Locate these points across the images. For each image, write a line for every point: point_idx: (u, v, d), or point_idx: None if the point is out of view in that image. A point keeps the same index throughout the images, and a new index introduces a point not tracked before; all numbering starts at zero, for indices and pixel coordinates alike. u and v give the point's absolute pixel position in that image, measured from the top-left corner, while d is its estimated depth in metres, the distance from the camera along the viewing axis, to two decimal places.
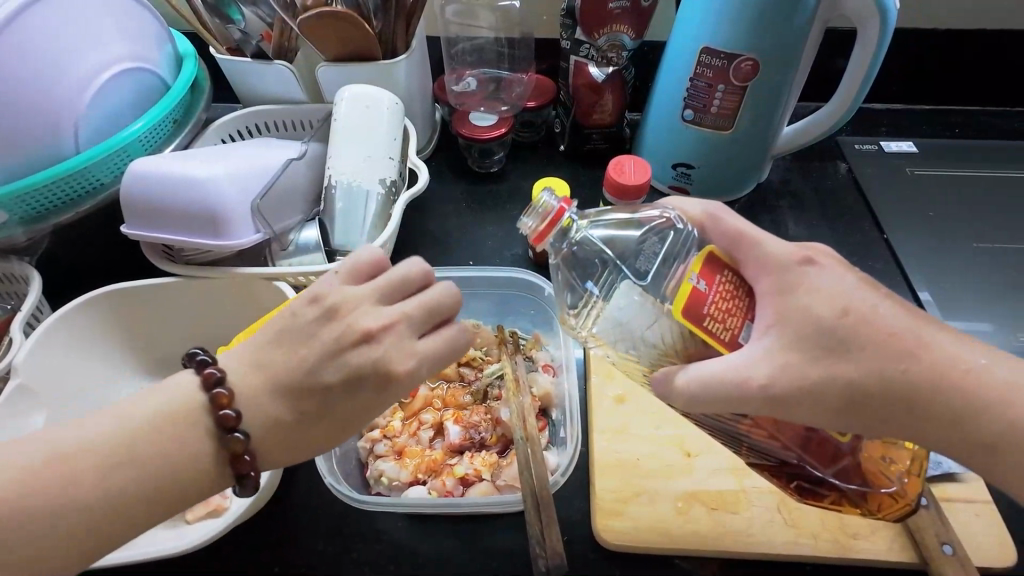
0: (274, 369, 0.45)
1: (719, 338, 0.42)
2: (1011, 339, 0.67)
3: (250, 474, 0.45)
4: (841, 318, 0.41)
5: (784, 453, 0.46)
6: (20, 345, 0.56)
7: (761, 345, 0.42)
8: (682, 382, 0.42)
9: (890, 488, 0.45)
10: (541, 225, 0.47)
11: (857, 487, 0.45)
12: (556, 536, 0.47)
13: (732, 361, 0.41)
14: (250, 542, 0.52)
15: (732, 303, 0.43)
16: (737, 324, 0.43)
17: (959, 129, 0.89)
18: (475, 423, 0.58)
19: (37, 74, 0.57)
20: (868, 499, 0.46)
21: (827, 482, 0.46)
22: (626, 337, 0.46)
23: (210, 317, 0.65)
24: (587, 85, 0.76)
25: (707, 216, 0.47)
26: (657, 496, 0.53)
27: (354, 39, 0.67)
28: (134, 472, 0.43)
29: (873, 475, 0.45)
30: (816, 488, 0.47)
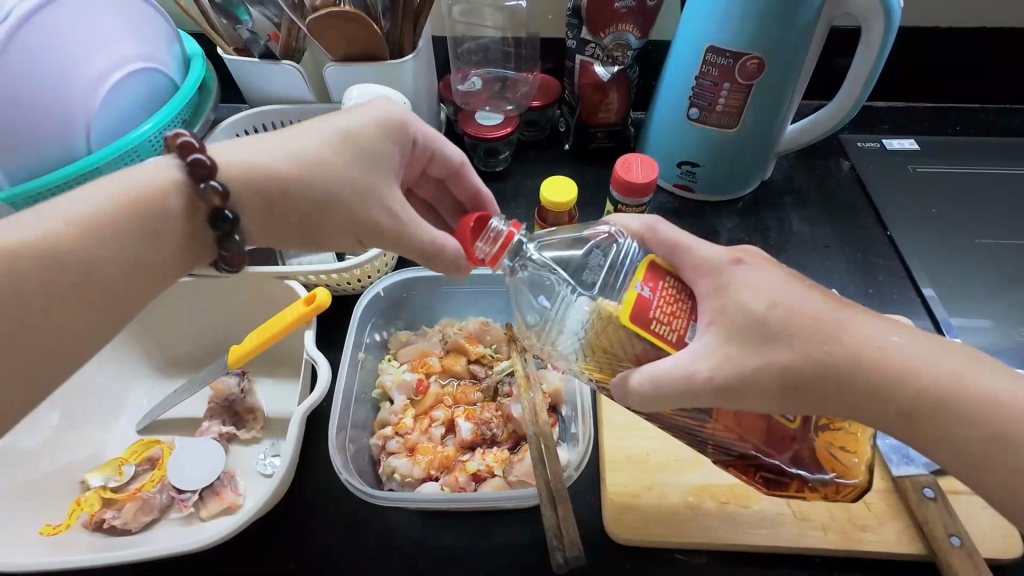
0: (284, 167, 0.45)
1: (667, 340, 0.43)
2: (1013, 334, 0.68)
3: (232, 235, 0.44)
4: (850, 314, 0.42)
5: (742, 445, 0.48)
6: None
7: (699, 343, 0.42)
8: (636, 383, 0.43)
9: (846, 475, 0.48)
10: (494, 249, 0.48)
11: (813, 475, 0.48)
12: (573, 526, 0.46)
13: (679, 359, 0.42)
14: (262, 539, 0.52)
15: (676, 306, 0.44)
16: (682, 325, 0.44)
17: (960, 126, 0.90)
18: (486, 420, 0.58)
19: (49, 76, 0.57)
20: (827, 484, 0.48)
21: (788, 472, 0.48)
22: (585, 345, 0.48)
23: (220, 323, 0.65)
24: (593, 84, 0.76)
25: (645, 228, 0.49)
26: (667, 490, 0.54)
27: (361, 39, 0.68)
28: (93, 208, 0.41)
29: (827, 461, 0.47)
30: (779, 478, 0.49)
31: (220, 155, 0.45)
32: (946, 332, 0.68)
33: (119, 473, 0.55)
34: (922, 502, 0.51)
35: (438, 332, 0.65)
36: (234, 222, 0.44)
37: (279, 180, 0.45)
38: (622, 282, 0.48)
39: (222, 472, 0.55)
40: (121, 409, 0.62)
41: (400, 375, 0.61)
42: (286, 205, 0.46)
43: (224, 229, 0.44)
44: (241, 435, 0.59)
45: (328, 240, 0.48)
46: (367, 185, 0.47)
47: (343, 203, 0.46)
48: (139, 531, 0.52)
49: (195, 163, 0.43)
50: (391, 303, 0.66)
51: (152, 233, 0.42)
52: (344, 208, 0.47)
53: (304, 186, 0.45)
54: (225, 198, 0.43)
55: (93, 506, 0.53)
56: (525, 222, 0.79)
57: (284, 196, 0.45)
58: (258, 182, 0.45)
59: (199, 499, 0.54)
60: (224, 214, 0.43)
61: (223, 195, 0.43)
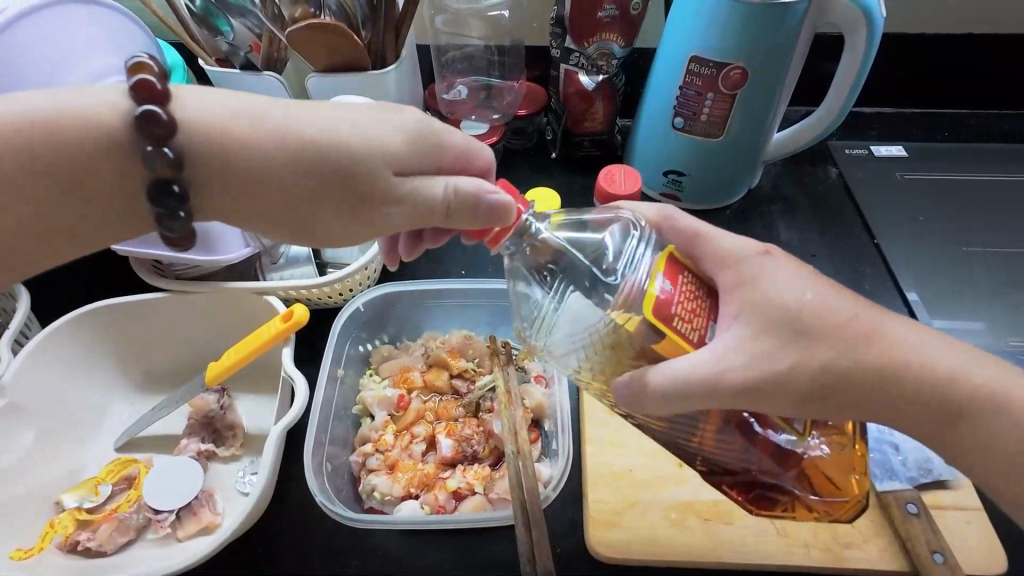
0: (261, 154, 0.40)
1: (687, 338, 0.43)
2: (1002, 342, 0.68)
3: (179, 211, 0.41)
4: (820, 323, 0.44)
5: (735, 465, 0.48)
6: (7, 362, 0.55)
7: (720, 345, 0.43)
8: (655, 381, 0.42)
9: (841, 492, 0.47)
10: (497, 230, 0.45)
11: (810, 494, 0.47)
12: (547, 552, 0.44)
13: (697, 360, 0.41)
14: (239, 556, 0.52)
15: (695, 303, 0.44)
16: (702, 324, 0.44)
17: (947, 132, 0.90)
18: (467, 436, 0.57)
19: (31, 82, 0.57)
20: (821, 502, 0.48)
21: (779, 488, 0.48)
22: (572, 334, 0.48)
23: (200, 337, 0.64)
24: (578, 93, 0.76)
25: (662, 217, 0.51)
26: (651, 507, 0.53)
27: (342, 49, 0.67)
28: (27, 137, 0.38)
29: (819, 482, 0.47)
30: (773, 494, 0.49)
31: (189, 100, 0.40)
32: None
33: (96, 493, 0.55)
34: (907, 518, 0.51)
35: (422, 346, 0.64)
36: (180, 197, 0.40)
37: (252, 171, 0.40)
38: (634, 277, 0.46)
39: (200, 492, 0.54)
40: (99, 425, 0.61)
41: (381, 391, 0.60)
42: (261, 195, 0.41)
43: (170, 206, 0.40)
44: (220, 453, 0.58)
45: (324, 233, 0.43)
46: (374, 191, 0.42)
47: (355, 202, 0.42)
48: (115, 552, 0.52)
49: (152, 105, 0.38)
50: (373, 316, 0.65)
51: (87, 174, 0.39)
52: (331, 201, 0.41)
53: (294, 180, 0.41)
54: (175, 168, 0.39)
55: (67, 528, 0.52)
56: None
57: (255, 183, 0.40)
58: (231, 156, 0.40)
59: (176, 519, 0.53)
60: (171, 187, 0.40)
61: (172, 162, 0.39)
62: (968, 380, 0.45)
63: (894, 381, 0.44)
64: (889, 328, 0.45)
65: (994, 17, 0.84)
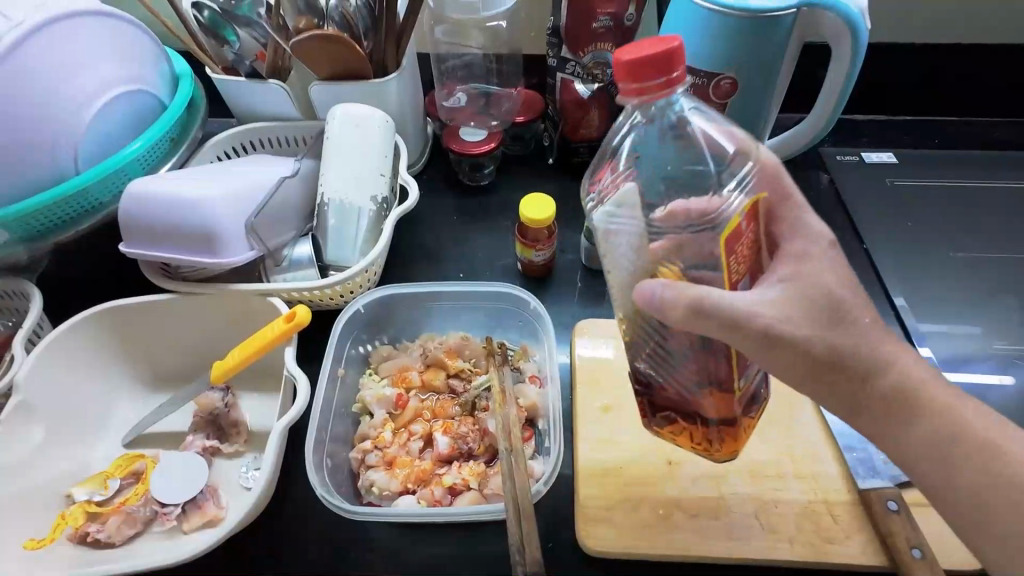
0: None
1: (733, 274, 0.45)
2: (986, 346, 0.70)
3: None
4: (839, 303, 0.46)
5: (671, 383, 0.50)
6: (20, 361, 0.57)
7: (765, 294, 0.45)
8: (689, 295, 0.42)
9: (732, 431, 0.52)
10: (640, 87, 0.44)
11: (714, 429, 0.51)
12: (536, 545, 0.45)
13: (741, 302, 0.43)
14: (243, 546, 0.54)
15: (750, 252, 0.47)
16: (744, 272, 0.47)
17: (938, 139, 0.91)
18: (463, 434, 0.59)
19: (42, 92, 0.58)
20: (714, 438, 0.52)
21: (696, 420, 0.51)
22: (613, 225, 0.47)
23: (206, 337, 0.66)
24: (574, 101, 0.78)
25: (770, 170, 0.50)
26: (640, 503, 0.55)
27: (346, 59, 0.69)
28: None
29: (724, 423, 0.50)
30: (686, 420, 0.52)
31: None
32: (917, 343, 0.70)
33: (104, 487, 0.57)
34: (887, 513, 0.52)
35: (419, 346, 0.66)
36: None
37: None
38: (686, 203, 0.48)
39: (205, 486, 0.56)
40: (108, 422, 0.63)
41: (380, 390, 0.62)
42: None
43: None
44: (225, 448, 0.60)
45: None
46: None
47: None
48: (123, 544, 0.54)
49: None
50: (373, 318, 0.67)
51: None
52: None
53: None
54: None
55: (77, 520, 0.54)
56: (510, 233, 0.80)
57: None
58: None
59: (182, 512, 0.55)
60: None
61: None
62: (938, 381, 0.47)
63: (880, 367, 0.46)
64: (873, 328, 0.47)
65: (971, 37, 0.88)
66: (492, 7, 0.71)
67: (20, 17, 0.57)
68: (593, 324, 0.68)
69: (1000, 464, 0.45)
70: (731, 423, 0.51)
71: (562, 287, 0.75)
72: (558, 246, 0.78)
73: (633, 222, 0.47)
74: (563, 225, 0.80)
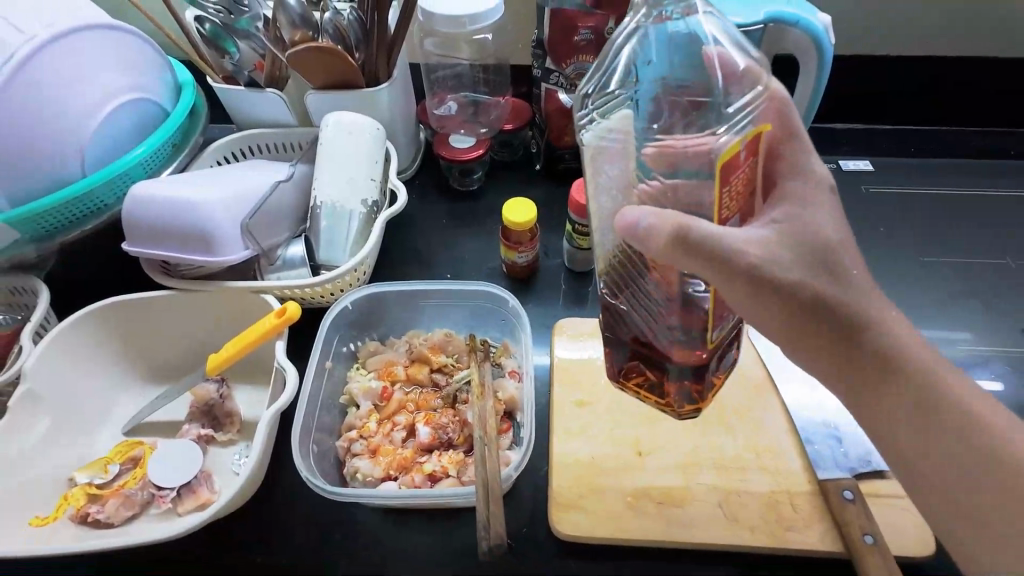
0: None
1: (723, 212, 0.44)
2: (950, 346, 0.72)
3: None
4: (833, 259, 0.48)
5: (649, 325, 0.50)
6: (28, 352, 0.61)
7: (756, 236, 0.46)
8: (676, 223, 0.42)
9: (704, 385, 0.52)
10: None
11: (685, 380, 0.51)
12: (500, 522, 0.49)
13: (731, 236, 0.44)
14: (235, 529, 0.57)
15: (742, 188, 0.44)
16: (734, 210, 0.45)
17: (915, 147, 0.93)
18: (443, 425, 0.62)
19: (52, 102, 0.63)
20: (688, 389, 0.52)
21: (667, 369, 0.51)
22: (602, 143, 0.50)
23: (202, 333, 0.70)
24: (558, 110, 0.82)
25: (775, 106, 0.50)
26: (610, 491, 0.58)
27: (340, 69, 0.73)
28: None
29: (695, 374, 0.50)
30: (657, 368, 0.52)
31: None
32: None
33: (105, 471, 0.60)
34: (843, 503, 0.55)
35: (405, 342, 0.70)
36: None
37: None
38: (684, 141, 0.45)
39: (199, 471, 0.60)
40: (110, 411, 0.66)
41: (366, 383, 0.65)
42: None
43: None
44: (219, 437, 0.63)
45: None
46: None
47: None
48: (121, 524, 0.57)
49: None
50: (361, 315, 0.70)
51: None
52: None
53: None
54: None
55: (79, 500, 0.57)
56: (496, 236, 0.84)
57: None
58: None
59: (177, 495, 0.58)
60: None
61: None
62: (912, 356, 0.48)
63: (869, 320, 0.48)
64: (862, 282, 0.49)
65: (970, 38, 0.88)
66: (479, 21, 0.74)
67: (32, 32, 0.62)
68: (571, 324, 0.71)
69: (941, 454, 0.48)
70: (702, 376, 0.51)
71: (544, 288, 0.78)
72: (541, 248, 0.81)
73: (620, 147, 0.49)
74: (547, 228, 0.84)
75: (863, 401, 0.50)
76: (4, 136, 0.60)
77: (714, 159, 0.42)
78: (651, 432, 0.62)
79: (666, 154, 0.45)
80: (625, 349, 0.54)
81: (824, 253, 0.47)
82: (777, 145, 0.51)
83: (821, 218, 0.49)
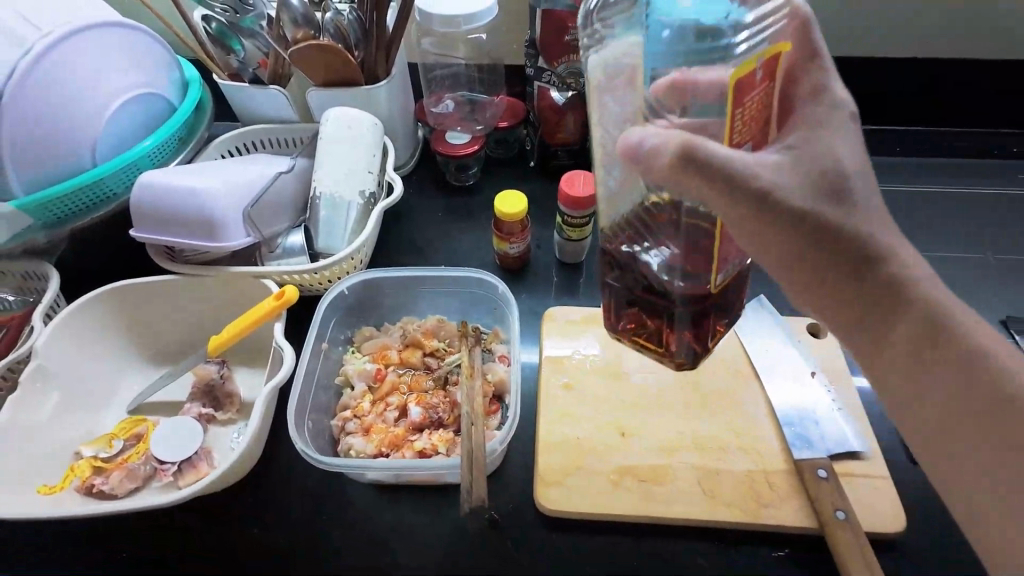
0: None
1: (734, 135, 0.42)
2: None
3: None
4: (846, 187, 0.47)
5: (648, 266, 0.48)
6: (38, 332, 0.64)
7: (768, 158, 0.45)
8: (680, 141, 0.41)
9: (704, 331, 0.50)
10: None
11: (685, 326, 0.48)
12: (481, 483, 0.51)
13: (743, 158, 0.43)
14: (234, 502, 0.60)
15: (758, 113, 0.42)
16: (748, 136, 0.43)
17: (902, 146, 0.95)
18: (434, 405, 0.64)
19: (66, 94, 0.66)
20: (687, 337, 0.49)
21: (666, 313, 0.48)
22: (609, 70, 0.49)
23: (204, 317, 0.72)
24: (550, 107, 0.84)
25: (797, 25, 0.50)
26: (593, 468, 0.60)
27: (339, 67, 0.76)
28: None
29: (697, 318, 0.48)
30: (656, 313, 0.49)
31: None
32: None
33: (109, 446, 0.63)
34: (817, 481, 0.58)
35: (400, 328, 0.72)
36: None
37: None
38: (698, 69, 0.41)
39: (199, 447, 0.62)
40: (115, 391, 0.69)
41: (361, 365, 0.68)
42: None
43: None
44: (218, 416, 0.66)
45: None
46: None
47: None
48: (124, 496, 0.60)
49: None
50: (358, 302, 0.73)
51: None
52: None
53: None
54: None
55: (85, 472, 0.60)
56: (489, 230, 0.86)
57: None
58: None
59: (178, 470, 0.61)
60: None
61: None
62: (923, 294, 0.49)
63: (881, 245, 0.48)
64: (875, 209, 0.49)
65: (971, 38, 0.87)
66: (474, 21, 0.78)
67: (48, 27, 0.65)
68: (559, 313, 0.74)
69: (942, 394, 0.49)
70: (703, 320, 0.48)
71: (535, 278, 0.81)
72: (533, 242, 0.84)
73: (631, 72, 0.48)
74: (539, 222, 0.86)
75: (866, 328, 0.51)
76: (22, 124, 0.63)
77: (724, 87, 0.40)
78: (634, 414, 0.64)
79: (679, 86, 0.42)
80: (622, 297, 0.52)
81: (836, 180, 0.47)
82: (795, 68, 0.51)
83: (840, 143, 0.49)
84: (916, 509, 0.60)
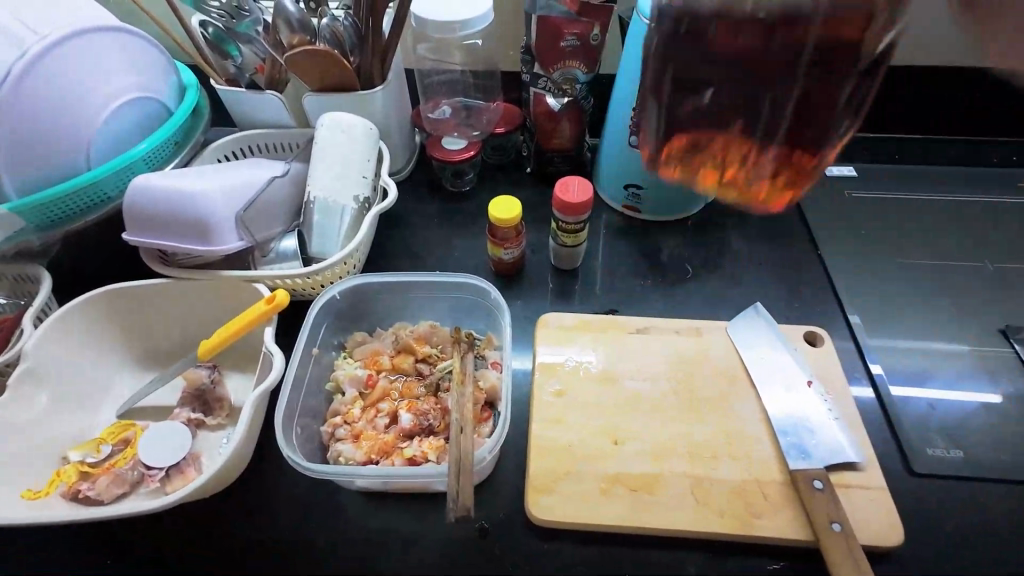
0: None
1: None
2: (932, 349, 0.72)
3: None
4: None
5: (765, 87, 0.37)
6: (29, 335, 0.64)
7: None
8: None
9: (830, 127, 0.39)
10: None
11: (790, 133, 0.39)
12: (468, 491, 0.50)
13: None
14: (221, 507, 0.59)
15: None
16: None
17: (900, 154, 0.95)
18: (425, 411, 0.64)
19: (62, 97, 0.66)
20: (796, 147, 0.40)
21: (777, 122, 0.38)
22: None
23: (197, 322, 0.72)
24: (545, 113, 0.85)
25: None
26: (584, 476, 0.60)
27: (335, 73, 0.76)
28: None
29: (813, 106, 0.38)
30: (764, 133, 0.39)
31: None
32: (867, 356, 0.71)
33: (97, 451, 0.62)
34: (812, 492, 0.57)
35: (392, 333, 0.72)
36: None
37: None
38: None
39: (188, 453, 0.62)
40: (106, 395, 0.69)
41: (352, 370, 0.68)
42: None
43: None
44: (209, 421, 0.66)
45: None
46: None
47: None
48: (110, 502, 0.59)
49: None
50: (350, 306, 0.73)
51: None
52: None
53: None
54: None
55: (71, 477, 0.59)
56: (483, 235, 0.86)
57: None
58: None
59: (166, 475, 0.61)
60: None
61: None
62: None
63: None
64: None
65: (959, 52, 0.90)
66: (468, 27, 0.78)
67: (46, 30, 0.65)
68: (553, 319, 0.73)
69: None
70: (814, 126, 0.39)
71: (529, 284, 0.80)
72: (528, 248, 0.84)
73: None
74: (534, 228, 0.86)
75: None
76: (17, 128, 0.64)
77: None
78: (627, 422, 0.63)
79: None
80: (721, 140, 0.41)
81: None
82: None
83: None
84: (914, 516, 0.60)
